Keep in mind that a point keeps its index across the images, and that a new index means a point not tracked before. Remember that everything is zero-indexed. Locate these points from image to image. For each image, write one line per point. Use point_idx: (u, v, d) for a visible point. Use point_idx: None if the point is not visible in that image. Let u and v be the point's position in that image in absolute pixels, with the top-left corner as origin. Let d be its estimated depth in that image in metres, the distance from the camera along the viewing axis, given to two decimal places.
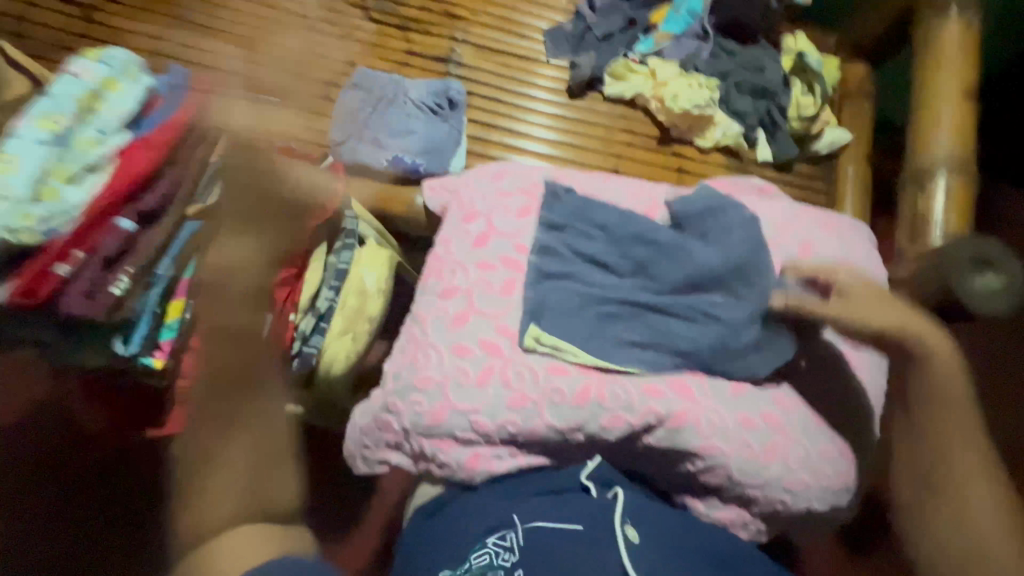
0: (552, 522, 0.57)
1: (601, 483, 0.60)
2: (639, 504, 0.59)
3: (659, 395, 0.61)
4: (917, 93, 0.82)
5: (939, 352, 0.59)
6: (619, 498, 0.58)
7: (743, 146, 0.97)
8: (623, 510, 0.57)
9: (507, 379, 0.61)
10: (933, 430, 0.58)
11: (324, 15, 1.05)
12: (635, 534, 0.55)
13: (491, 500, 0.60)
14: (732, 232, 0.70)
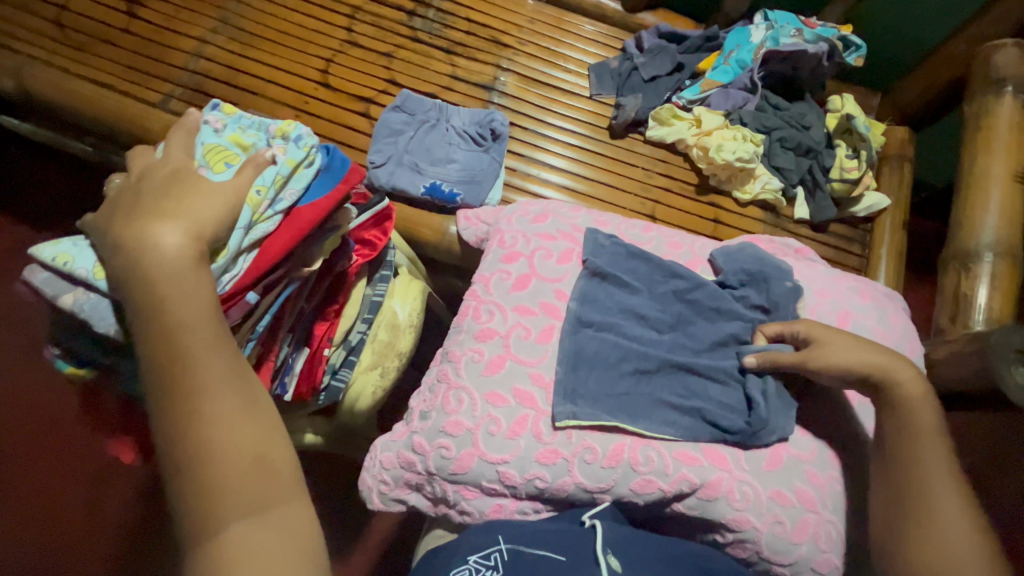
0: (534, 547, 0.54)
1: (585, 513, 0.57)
2: (623, 535, 0.55)
3: (694, 463, 0.59)
4: (966, 169, 0.82)
5: (908, 404, 0.58)
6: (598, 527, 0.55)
7: (781, 202, 0.97)
8: (604, 540, 0.54)
9: (540, 432, 0.60)
10: (922, 496, 0.54)
11: (373, 31, 1.05)
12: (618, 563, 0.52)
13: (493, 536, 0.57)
14: (774, 312, 0.69)
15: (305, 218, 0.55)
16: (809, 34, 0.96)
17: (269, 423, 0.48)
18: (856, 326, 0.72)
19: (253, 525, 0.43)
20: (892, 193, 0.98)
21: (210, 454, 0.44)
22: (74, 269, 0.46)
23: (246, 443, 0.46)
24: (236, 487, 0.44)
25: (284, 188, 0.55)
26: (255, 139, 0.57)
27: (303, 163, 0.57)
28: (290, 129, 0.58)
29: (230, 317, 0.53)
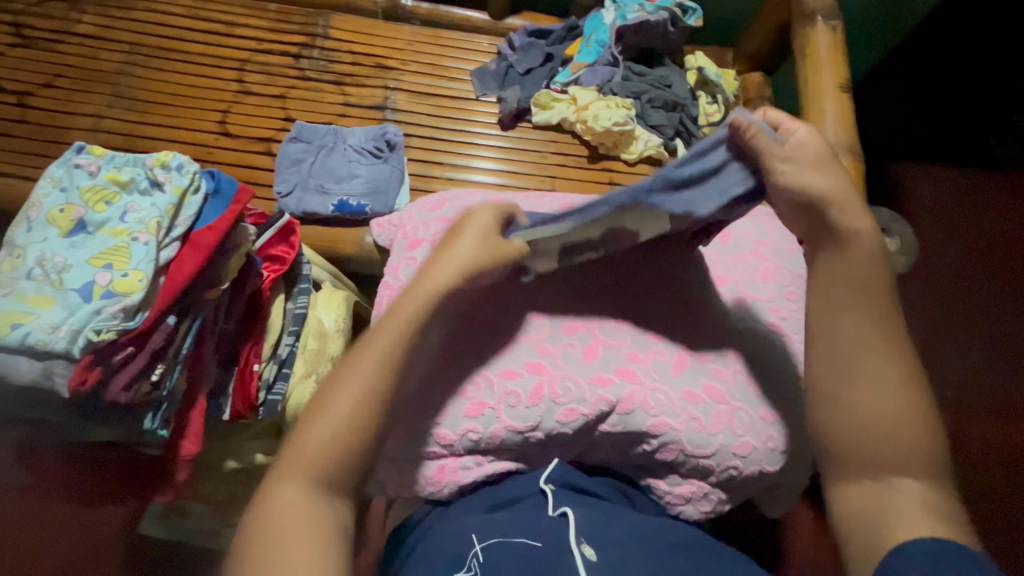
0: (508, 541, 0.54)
1: (550, 501, 0.58)
2: (590, 519, 0.56)
3: (609, 383, 0.64)
4: (803, 91, 0.93)
5: (854, 259, 0.54)
6: (569, 517, 0.55)
7: (664, 154, 1.06)
8: (576, 530, 0.54)
9: (463, 389, 0.64)
10: (861, 357, 0.52)
11: (262, 77, 1.11)
12: (592, 551, 0.52)
13: (460, 529, 0.57)
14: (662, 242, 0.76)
15: (206, 240, 0.56)
16: (651, 7, 1.07)
17: (362, 428, 0.53)
18: (739, 240, 0.78)
19: (308, 516, 0.49)
20: None
21: (308, 448, 0.51)
22: None
23: (331, 443, 0.52)
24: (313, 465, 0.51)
25: (178, 216, 0.57)
26: (132, 174, 0.58)
27: (190, 190, 0.58)
28: (167, 158, 0.59)
29: (152, 342, 0.52)
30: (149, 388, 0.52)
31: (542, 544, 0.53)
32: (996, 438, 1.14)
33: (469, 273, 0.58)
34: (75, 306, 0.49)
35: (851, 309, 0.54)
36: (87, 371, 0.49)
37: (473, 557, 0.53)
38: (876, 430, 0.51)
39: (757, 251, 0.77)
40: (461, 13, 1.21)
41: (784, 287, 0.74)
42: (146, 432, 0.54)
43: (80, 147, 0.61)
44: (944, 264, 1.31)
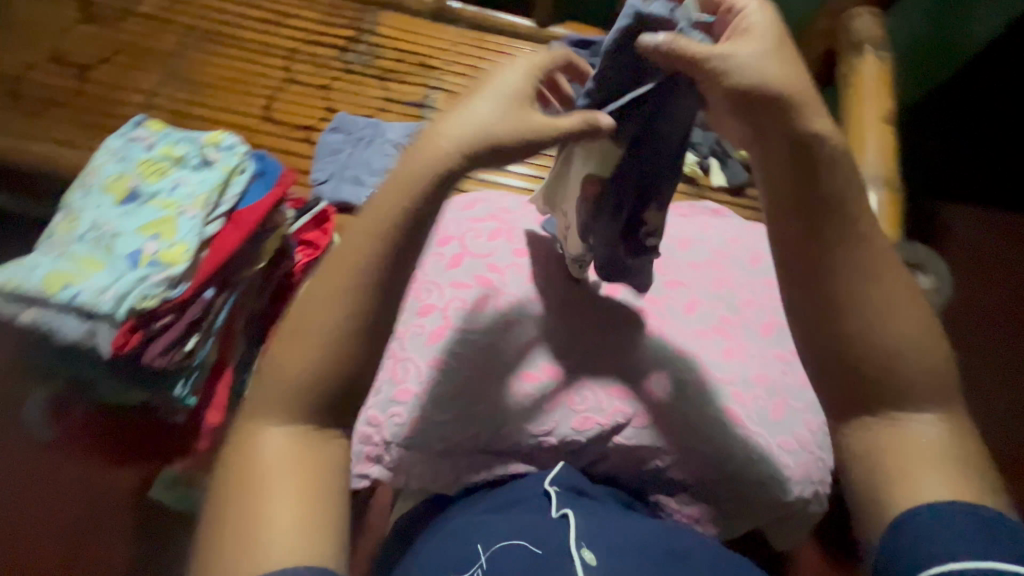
0: (511, 542, 0.51)
1: (552, 503, 0.56)
2: (592, 522, 0.54)
3: (626, 396, 0.64)
4: (846, 120, 0.92)
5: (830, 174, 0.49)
6: (569, 520, 0.53)
7: (697, 173, 1.05)
8: (577, 533, 0.52)
9: (481, 388, 0.64)
10: (845, 288, 0.48)
11: (309, 68, 1.14)
12: (592, 556, 0.49)
13: (463, 532, 0.56)
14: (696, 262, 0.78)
15: (248, 218, 0.58)
16: None
17: (343, 353, 0.46)
18: (767, 263, 0.80)
19: (299, 461, 0.45)
20: None
21: (283, 382, 0.46)
22: (26, 288, 0.50)
23: (313, 371, 0.46)
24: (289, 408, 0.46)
25: (224, 194, 0.59)
26: (183, 149, 0.61)
27: (238, 169, 0.60)
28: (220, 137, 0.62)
29: (187, 312, 0.54)
30: (182, 356, 0.54)
31: (544, 548, 0.50)
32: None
33: (472, 154, 0.50)
34: (122, 272, 0.52)
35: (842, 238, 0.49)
36: (128, 335, 0.51)
37: (478, 564, 0.50)
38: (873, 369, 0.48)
39: None
40: (507, 20, 1.23)
41: None
42: (175, 399, 0.56)
43: (137, 119, 0.65)
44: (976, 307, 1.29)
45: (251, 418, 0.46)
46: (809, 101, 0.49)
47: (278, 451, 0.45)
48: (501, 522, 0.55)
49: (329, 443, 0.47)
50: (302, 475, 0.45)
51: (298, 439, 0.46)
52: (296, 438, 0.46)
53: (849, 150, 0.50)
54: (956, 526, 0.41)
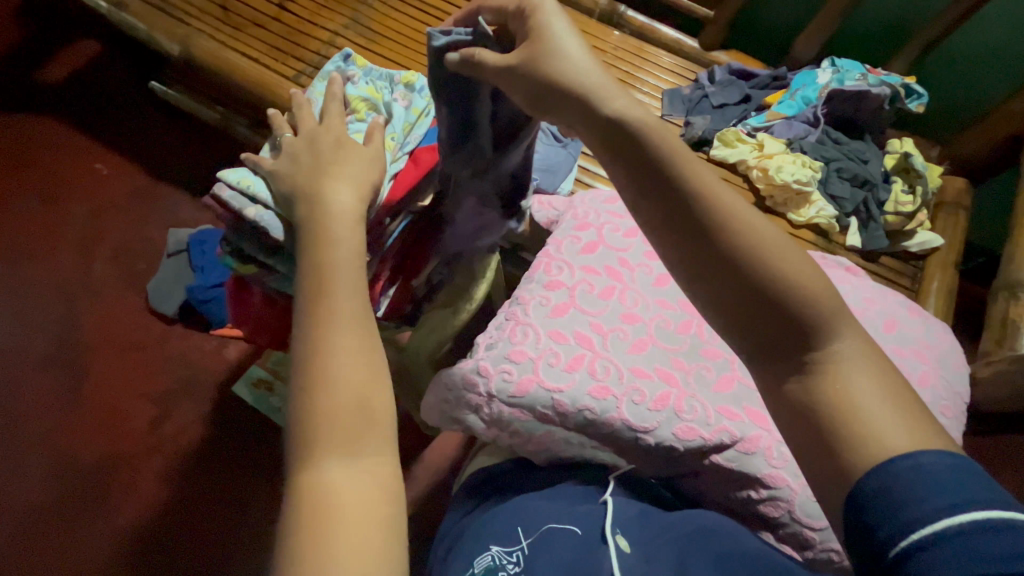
0: (557, 521, 0.58)
1: (603, 491, 0.62)
2: (632, 513, 0.59)
3: (735, 419, 0.63)
4: (1019, 210, 0.86)
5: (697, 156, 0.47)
6: (609, 504, 0.59)
7: (834, 228, 1.02)
8: (613, 519, 0.58)
9: (594, 370, 0.66)
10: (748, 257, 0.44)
11: None
12: (626, 543, 0.55)
13: (519, 504, 0.62)
14: None
15: (426, 160, 0.68)
16: (872, 79, 1.05)
17: (360, 370, 0.48)
18: (903, 333, 0.76)
19: (357, 483, 0.44)
20: (944, 235, 1.03)
21: (319, 412, 0.46)
22: (256, 192, 0.60)
23: (338, 389, 0.46)
24: (339, 422, 0.45)
25: (411, 134, 0.68)
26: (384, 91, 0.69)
27: (424, 113, 0.71)
28: (413, 80, 0.71)
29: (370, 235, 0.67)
30: None
31: (582, 532, 0.57)
32: None
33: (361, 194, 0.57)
34: None
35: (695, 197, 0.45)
36: None
37: (520, 546, 0.56)
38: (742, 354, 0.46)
39: (919, 351, 0.75)
40: (673, 35, 1.24)
41: (940, 398, 0.72)
42: None
43: (344, 53, 0.73)
44: None
45: (303, 449, 0.45)
46: (605, 89, 0.49)
47: (338, 474, 0.44)
48: (552, 502, 0.61)
49: (382, 451, 0.46)
50: (367, 483, 0.44)
51: (355, 455, 0.45)
52: (353, 457, 0.45)
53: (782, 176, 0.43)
54: (937, 475, 0.35)
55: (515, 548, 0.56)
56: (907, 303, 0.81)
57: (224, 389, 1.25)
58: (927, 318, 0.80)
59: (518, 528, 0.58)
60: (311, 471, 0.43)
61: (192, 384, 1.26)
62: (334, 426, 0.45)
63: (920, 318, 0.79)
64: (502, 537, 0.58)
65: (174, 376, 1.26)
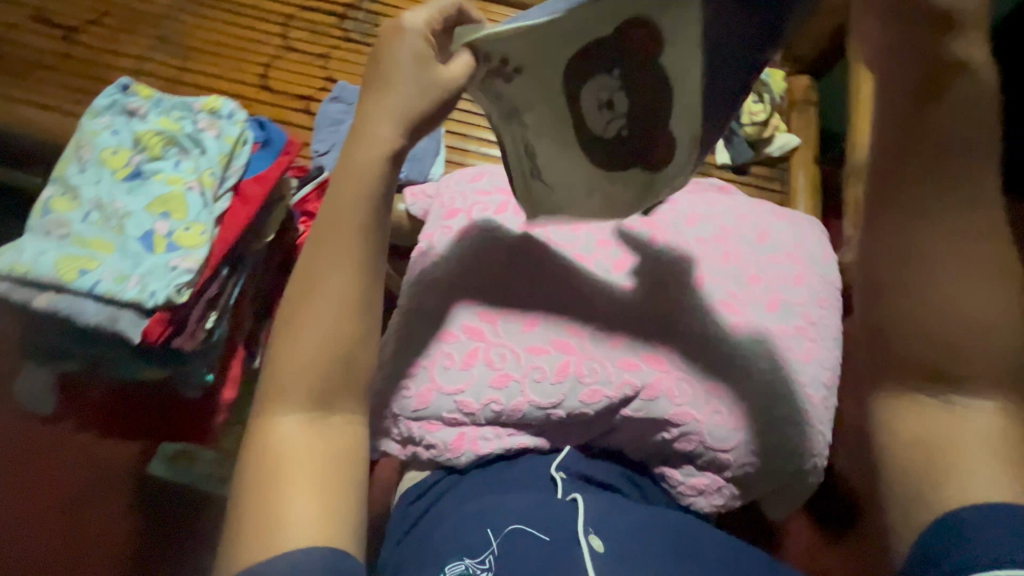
0: (526, 524, 0.57)
1: (560, 488, 0.62)
2: (599, 505, 0.60)
3: (635, 368, 0.64)
4: (851, 96, 0.92)
5: None
6: (579, 504, 0.59)
7: None
8: (585, 519, 0.58)
9: (490, 360, 0.65)
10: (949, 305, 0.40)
11: (306, 34, 1.10)
12: (600, 543, 0.55)
13: (476, 507, 0.61)
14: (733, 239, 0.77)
15: (256, 193, 0.55)
16: None
17: (340, 345, 0.53)
18: (775, 239, 0.78)
19: (311, 440, 0.51)
20: (801, 134, 1.08)
21: (292, 369, 0.52)
22: (38, 275, 0.46)
23: (316, 355, 0.52)
24: (306, 377, 0.52)
25: (231, 165, 0.54)
26: (182, 120, 0.55)
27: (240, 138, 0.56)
28: (219, 104, 0.56)
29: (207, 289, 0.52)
30: (204, 335, 0.51)
31: (551, 537, 0.56)
32: None
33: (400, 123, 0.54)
34: (141, 257, 0.48)
35: (978, 187, 0.49)
36: (158, 327, 0.47)
37: (490, 551, 0.56)
38: (932, 337, 0.52)
39: (791, 254, 0.77)
40: None
41: (817, 293, 0.75)
42: (195, 376, 0.54)
43: (123, 83, 0.58)
44: None
45: (271, 397, 0.52)
46: None
47: (298, 425, 0.51)
48: (510, 501, 0.60)
49: (344, 415, 0.54)
50: (317, 439, 0.51)
51: (313, 408, 0.52)
52: (311, 409, 0.52)
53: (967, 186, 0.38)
54: None
55: (486, 555, 0.55)
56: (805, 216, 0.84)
57: (137, 475, 1.12)
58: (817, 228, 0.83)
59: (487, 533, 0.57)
60: (272, 419, 0.51)
61: (96, 484, 1.12)
62: (298, 381, 0.52)
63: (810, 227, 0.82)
64: (466, 552, 0.56)
65: (73, 482, 1.12)
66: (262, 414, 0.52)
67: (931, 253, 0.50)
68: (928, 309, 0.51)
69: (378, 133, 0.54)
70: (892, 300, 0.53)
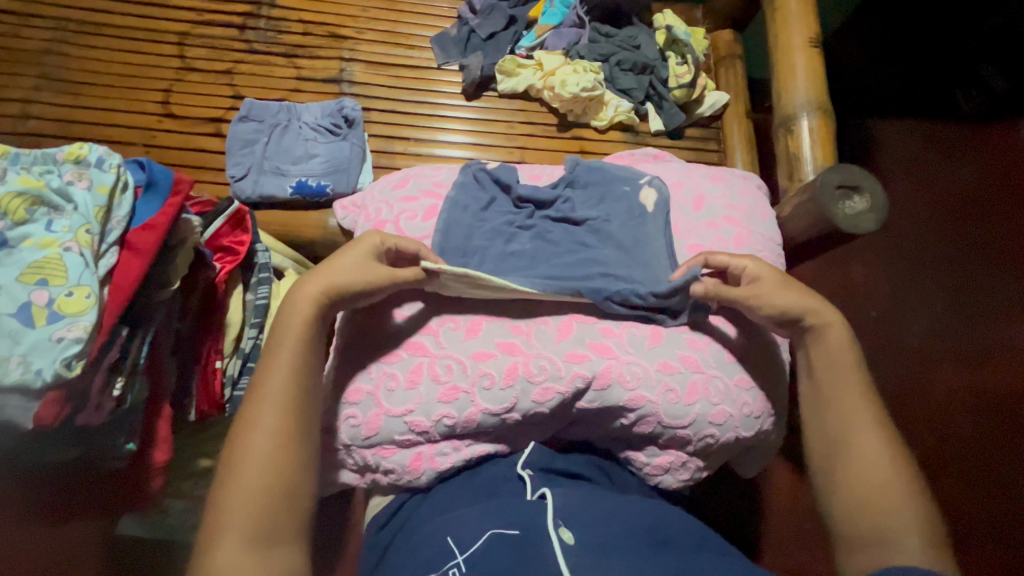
0: (493, 527, 0.54)
1: (528, 487, 0.59)
2: (569, 496, 0.57)
3: (584, 360, 0.63)
4: (772, 45, 0.90)
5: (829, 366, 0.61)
6: (547, 499, 0.56)
7: (635, 119, 1.04)
8: (554, 513, 0.54)
9: (436, 374, 0.62)
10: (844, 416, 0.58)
11: (204, 51, 1.03)
12: (570, 535, 0.52)
13: (441, 521, 0.57)
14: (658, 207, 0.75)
15: (145, 242, 0.51)
16: None
17: (287, 469, 0.49)
18: (711, 206, 0.78)
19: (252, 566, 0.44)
20: (731, 89, 1.06)
21: (232, 508, 0.46)
22: None
23: (261, 485, 0.48)
24: (248, 507, 0.46)
25: (112, 219, 0.50)
26: (46, 176, 0.50)
27: (117, 186, 0.52)
28: (83, 152, 0.51)
29: (108, 354, 0.49)
30: (113, 403, 0.50)
31: (520, 530, 0.53)
32: (948, 384, 1.27)
33: (331, 290, 0.56)
34: (19, 333, 0.44)
35: (834, 346, 0.61)
36: (55, 405, 0.45)
37: (455, 563, 0.51)
38: (867, 507, 0.53)
39: (729, 217, 0.77)
40: None
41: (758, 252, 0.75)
42: (113, 449, 0.53)
43: None
44: (900, 222, 1.42)
45: (205, 534, 0.46)
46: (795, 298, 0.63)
47: (234, 557, 0.44)
48: (478, 509, 0.56)
49: (293, 537, 0.48)
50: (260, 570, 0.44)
51: (252, 540, 0.45)
52: (250, 539, 0.45)
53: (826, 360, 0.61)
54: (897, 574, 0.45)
55: (451, 566, 0.51)
56: (745, 174, 0.84)
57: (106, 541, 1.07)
58: (756, 186, 0.84)
59: (451, 542, 0.53)
60: (204, 556, 0.44)
61: None
62: (239, 512, 0.46)
63: (749, 184, 0.83)
64: (431, 566, 0.52)
65: None
66: (195, 552, 0.45)
67: (837, 413, 0.58)
68: (856, 466, 0.55)
69: (310, 292, 0.56)
70: (831, 463, 0.57)
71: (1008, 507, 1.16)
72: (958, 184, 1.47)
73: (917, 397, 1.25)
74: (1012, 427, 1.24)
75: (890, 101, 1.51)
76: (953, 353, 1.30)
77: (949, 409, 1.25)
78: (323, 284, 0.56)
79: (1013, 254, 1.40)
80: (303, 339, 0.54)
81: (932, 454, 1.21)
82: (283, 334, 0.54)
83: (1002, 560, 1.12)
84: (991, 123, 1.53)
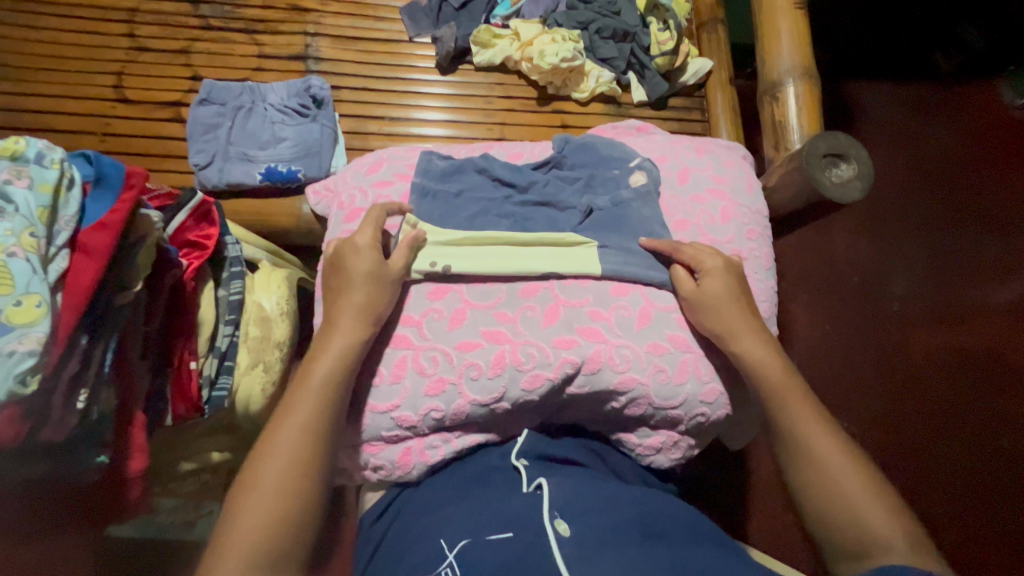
0: (485, 530, 0.52)
1: (524, 478, 0.57)
2: (566, 488, 0.55)
3: (573, 345, 0.62)
4: (757, 8, 0.87)
5: (760, 367, 0.60)
6: (545, 490, 0.54)
7: (617, 91, 1.00)
8: (551, 504, 0.53)
9: (421, 366, 0.61)
10: (793, 435, 0.57)
11: (156, 29, 0.95)
12: (566, 526, 0.50)
13: (434, 520, 0.55)
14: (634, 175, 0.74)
15: (100, 243, 0.47)
16: None
17: (294, 490, 0.49)
18: (697, 179, 0.76)
19: None
20: (715, 56, 1.02)
21: (236, 530, 0.47)
22: None
23: (272, 504, 0.48)
24: (255, 535, 0.47)
25: (60, 220, 0.47)
26: None
27: (62, 183, 0.48)
28: (19, 147, 0.47)
29: (67, 366, 0.46)
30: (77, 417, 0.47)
31: (514, 534, 0.51)
32: (931, 346, 1.30)
33: (366, 318, 0.58)
34: None
35: (761, 360, 0.60)
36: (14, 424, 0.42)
37: (449, 566, 0.49)
38: (845, 513, 0.52)
39: (716, 190, 0.75)
40: None
41: (745, 225, 0.73)
42: (83, 462, 0.51)
43: None
44: (885, 185, 1.42)
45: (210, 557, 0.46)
46: (732, 321, 0.62)
47: None
48: (473, 505, 0.55)
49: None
50: None
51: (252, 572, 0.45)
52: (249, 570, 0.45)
53: (758, 360, 0.60)
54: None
55: (443, 568, 0.49)
56: (731, 143, 0.83)
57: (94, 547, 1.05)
58: (744, 157, 0.82)
59: (444, 546, 0.51)
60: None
61: None
62: (248, 537, 0.46)
63: (734, 154, 0.81)
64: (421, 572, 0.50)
65: None
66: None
67: (785, 429, 0.57)
68: (830, 482, 0.53)
69: (349, 323, 0.57)
70: (800, 491, 0.55)
71: (987, 461, 1.21)
72: (937, 146, 1.47)
73: (901, 360, 1.28)
74: (991, 384, 1.27)
75: (874, 63, 1.49)
76: (937, 315, 1.32)
77: (932, 370, 1.28)
78: (356, 310, 0.58)
79: (993, 214, 1.41)
80: (337, 361, 0.55)
81: (916, 415, 1.24)
82: (318, 358, 0.55)
83: (978, 511, 1.17)
84: (973, 82, 1.53)
